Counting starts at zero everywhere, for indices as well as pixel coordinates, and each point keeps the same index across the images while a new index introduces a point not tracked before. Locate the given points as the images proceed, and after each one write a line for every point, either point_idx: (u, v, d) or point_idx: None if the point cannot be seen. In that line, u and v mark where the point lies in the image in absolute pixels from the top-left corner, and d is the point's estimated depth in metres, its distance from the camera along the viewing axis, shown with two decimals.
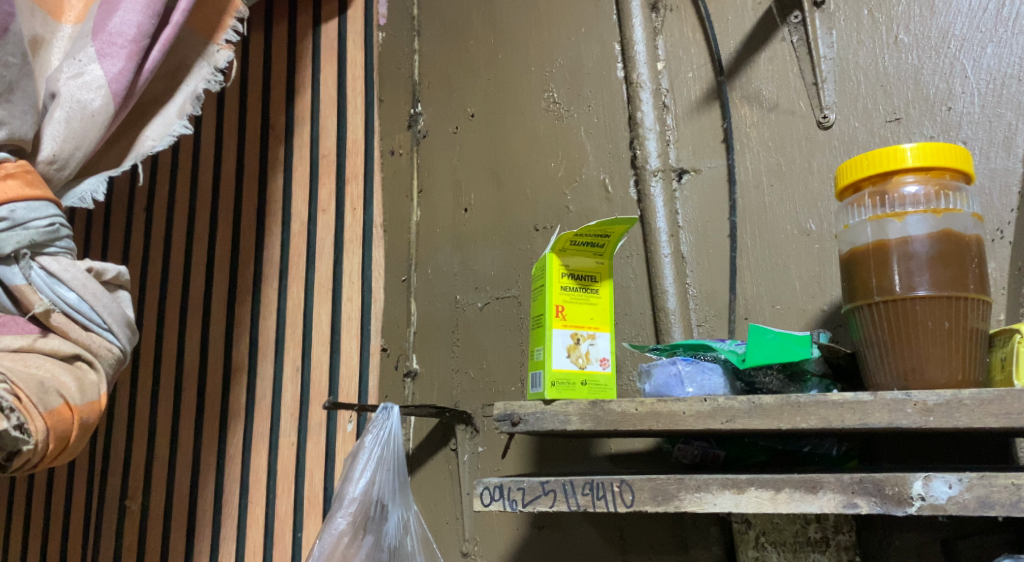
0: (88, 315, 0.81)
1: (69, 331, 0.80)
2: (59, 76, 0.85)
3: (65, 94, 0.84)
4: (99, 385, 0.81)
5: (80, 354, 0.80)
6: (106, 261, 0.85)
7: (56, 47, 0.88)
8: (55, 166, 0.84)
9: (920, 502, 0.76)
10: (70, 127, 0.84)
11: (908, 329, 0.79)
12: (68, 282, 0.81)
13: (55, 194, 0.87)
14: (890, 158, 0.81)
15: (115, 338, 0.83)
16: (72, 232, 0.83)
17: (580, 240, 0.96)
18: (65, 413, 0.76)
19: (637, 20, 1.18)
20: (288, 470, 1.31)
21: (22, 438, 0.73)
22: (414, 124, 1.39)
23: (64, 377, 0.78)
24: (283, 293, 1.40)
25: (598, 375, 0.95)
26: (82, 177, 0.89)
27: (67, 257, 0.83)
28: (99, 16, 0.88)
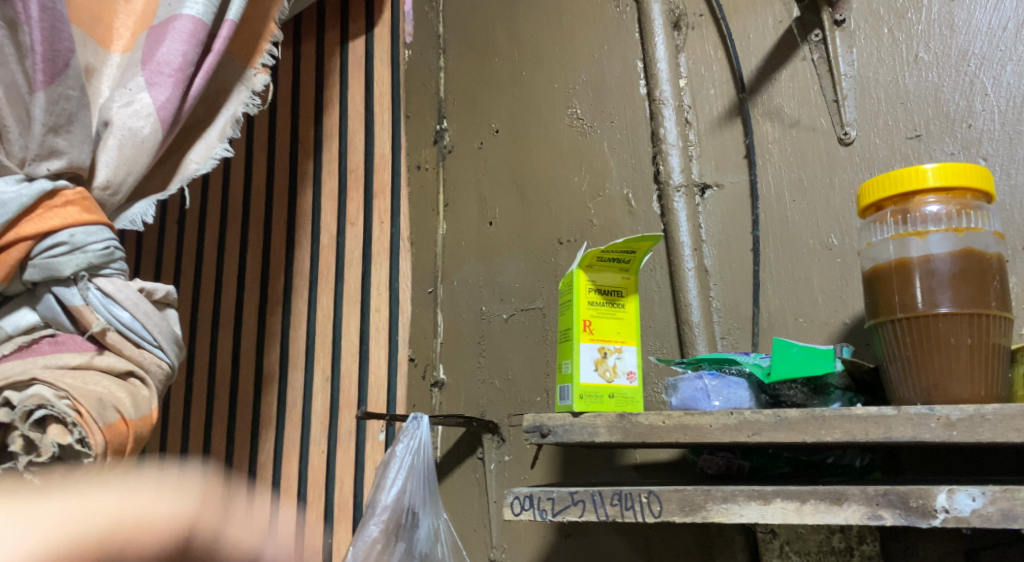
0: (139, 334, 0.85)
1: (123, 348, 0.84)
2: (111, 105, 0.88)
3: (118, 121, 0.87)
4: (152, 399, 0.84)
5: (132, 371, 0.84)
6: (155, 281, 0.88)
7: (106, 76, 0.92)
8: (109, 192, 0.87)
9: (944, 514, 0.78)
10: (122, 154, 0.87)
11: (931, 345, 0.81)
12: (122, 301, 0.84)
13: (108, 217, 0.90)
14: (912, 177, 0.83)
15: (164, 355, 0.86)
16: (125, 254, 0.86)
17: (606, 256, 0.99)
18: (122, 427, 0.79)
19: (660, 38, 1.20)
20: (320, 479, 1.34)
21: (82, 451, 0.77)
22: (439, 139, 1.42)
23: (120, 393, 0.81)
24: (313, 304, 1.43)
25: (625, 389, 0.98)
26: (132, 202, 0.92)
27: (121, 278, 0.86)
28: (147, 46, 0.92)
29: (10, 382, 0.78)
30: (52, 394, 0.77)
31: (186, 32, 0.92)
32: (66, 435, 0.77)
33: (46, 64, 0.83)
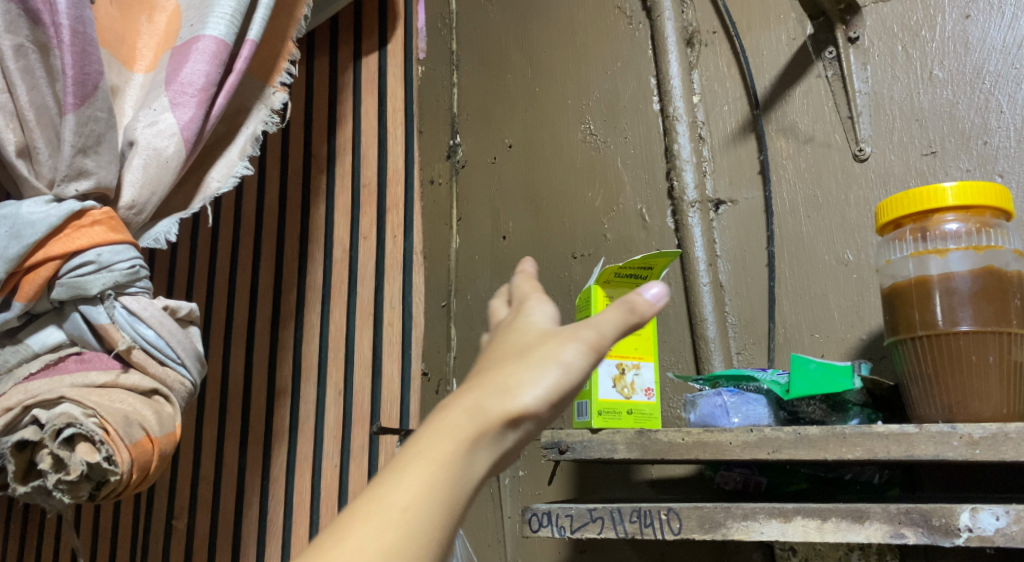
0: (164, 351, 0.85)
1: (147, 366, 0.84)
2: (136, 125, 0.89)
3: (142, 141, 0.88)
4: (176, 417, 0.85)
5: (157, 389, 0.84)
6: (179, 299, 0.88)
7: (130, 96, 0.93)
8: (134, 211, 0.87)
9: (968, 533, 0.78)
10: (147, 173, 0.87)
11: (953, 363, 0.81)
12: (147, 319, 0.84)
13: (132, 236, 0.91)
14: (931, 196, 0.84)
15: (188, 372, 0.87)
16: (150, 273, 0.87)
17: (624, 273, 0.99)
18: (147, 445, 0.80)
19: (673, 55, 1.21)
20: (333, 492, 1.33)
21: (110, 469, 0.78)
22: (453, 153, 1.45)
23: (145, 410, 0.82)
24: (325, 318, 1.44)
25: (642, 405, 0.98)
26: (156, 221, 0.92)
27: (145, 296, 0.86)
28: (171, 66, 0.92)
29: (39, 399, 0.79)
30: (80, 413, 0.78)
31: (208, 52, 0.92)
32: (94, 453, 0.78)
33: (76, 87, 0.84)
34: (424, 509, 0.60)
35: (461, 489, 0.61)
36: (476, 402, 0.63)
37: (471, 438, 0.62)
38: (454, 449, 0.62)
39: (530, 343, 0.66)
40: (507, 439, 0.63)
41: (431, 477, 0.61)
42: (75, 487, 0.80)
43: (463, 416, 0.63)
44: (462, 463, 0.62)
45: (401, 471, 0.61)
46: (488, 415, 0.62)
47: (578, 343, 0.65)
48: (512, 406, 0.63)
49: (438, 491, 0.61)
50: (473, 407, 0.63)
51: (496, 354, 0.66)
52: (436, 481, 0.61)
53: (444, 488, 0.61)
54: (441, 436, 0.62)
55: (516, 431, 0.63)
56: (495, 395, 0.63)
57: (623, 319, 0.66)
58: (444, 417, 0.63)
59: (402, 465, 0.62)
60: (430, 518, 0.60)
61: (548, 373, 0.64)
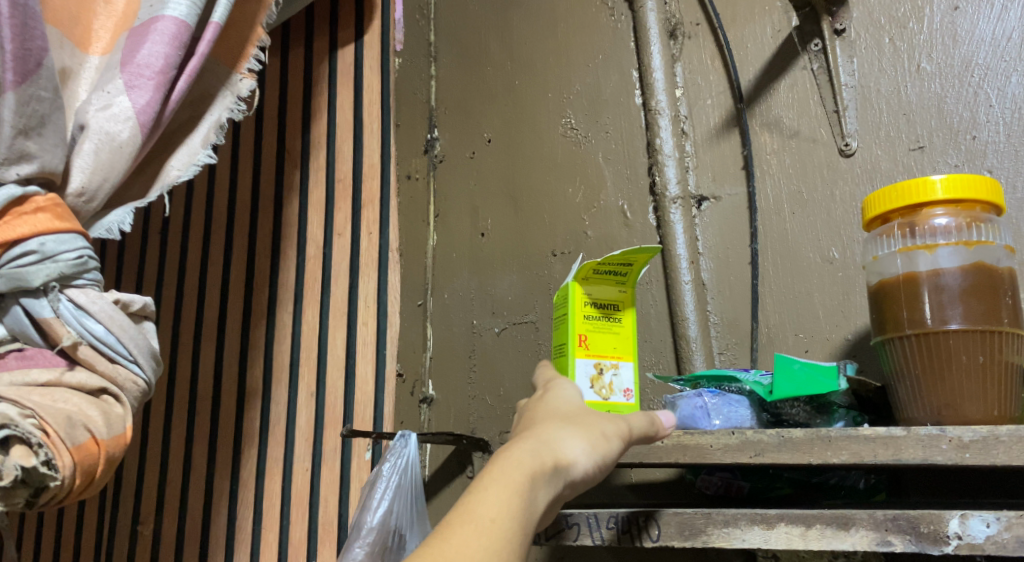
0: (114, 348, 0.82)
1: (96, 364, 0.81)
2: (88, 108, 0.85)
3: (94, 125, 0.85)
4: (125, 417, 0.81)
5: (106, 388, 0.81)
6: (132, 293, 0.85)
7: (84, 79, 0.89)
8: (83, 199, 0.84)
9: (957, 541, 0.75)
10: (99, 159, 0.84)
11: (943, 363, 0.78)
12: (95, 314, 0.81)
13: (83, 225, 0.87)
14: (920, 189, 0.80)
15: (140, 370, 0.84)
16: (100, 265, 0.83)
17: (600, 270, 0.95)
18: (92, 448, 0.77)
19: (656, 47, 1.17)
20: (303, 496, 1.29)
21: (49, 474, 0.74)
22: (430, 148, 1.40)
23: (91, 411, 0.78)
24: (298, 318, 1.39)
25: (620, 403, 0.94)
26: (109, 210, 0.89)
27: (95, 289, 0.82)
28: (127, 47, 0.89)
29: None
30: (17, 414, 0.74)
31: (168, 34, 0.89)
32: (30, 457, 0.74)
33: (16, 63, 0.80)
34: (505, 527, 0.68)
35: (532, 517, 0.70)
36: (537, 446, 0.73)
37: (537, 473, 0.71)
38: (526, 479, 0.70)
39: (573, 414, 0.79)
40: (563, 479, 0.73)
41: (509, 501, 0.69)
42: (10, 493, 0.75)
43: (528, 453, 0.72)
44: (532, 492, 0.70)
45: (481, 494, 0.69)
46: (547, 459, 0.73)
47: (615, 422, 0.78)
48: (567, 455, 0.74)
49: (514, 513, 0.69)
50: (537, 449, 0.73)
51: (543, 419, 0.78)
52: (509, 508, 0.69)
53: (520, 512, 0.69)
54: (515, 467, 0.71)
55: (568, 475, 0.74)
56: (552, 444, 0.74)
57: (648, 427, 0.80)
58: (511, 454, 0.72)
59: (481, 489, 0.70)
60: (509, 534, 0.68)
61: (593, 435, 0.76)
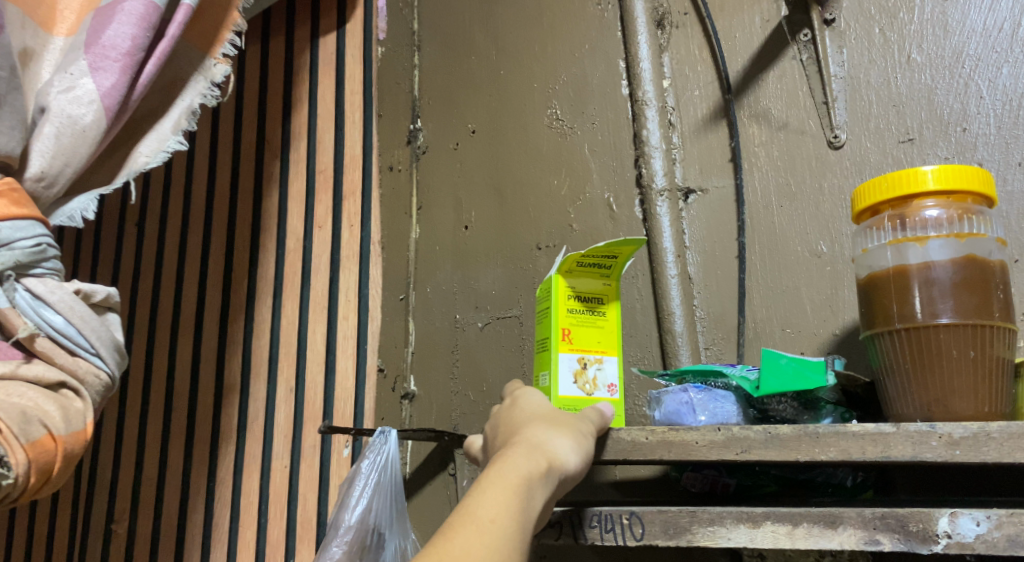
0: (74, 339, 0.83)
1: (55, 357, 0.82)
2: (49, 90, 0.86)
3: (56, 108, 0.85)
4: (85, 412, 0.83)
5: (65, 382, 0.82)
6: (94, 283, 0.87)
7: (47, 60, 0.89)
8: (43, 183, 0.85)
9: (946, 540, 0.73)
10: (61, 143, 0.85)
11: (933, 358, 0.77)
12: (54, 305, 0.82)
13: (43, 213, 0.88)
14: (910, 180, 0.79)
15: (102, 363, 0.85)
16: (59, 253, 0.85)
17: (585, 263, 0.93)
18: (49, 444, 0.78)
19: (643, 37, 1.15)
20: (281, 494, 1.27)
21: (2, 472, 0.75)
22: (414, 139, 1.36)
23: (47, 406, 0.79)
24: (277, 312, 1.37)
25: (604, 399, 0.93)
26: (71, 197, 0.90)
27: (54, 279, 0.84)
28: (92, 28, 0.89)
29: None
30: None
31: (135, 15, 0.90)
32: None
33: None
34: (505, 526, 0.69)
35: (534, 516, 0.71)
36: (530, 448, 0.75)
37: (535, 475, 0.73)
38: (525, 479, 0.72)
39: (553, 417, 0.81)
40: (557, 479, 0.75)
41: (510, 502, 0.70)
42: None
43: (523, 457, 0.74)
44: (532, 492, 0.72)
45: (486, 496, 0.70)
46: (542, 461, 0.74)
47: (590, 424, 0.81)
48: (557, 455, 0.76)
49: (515, 512, 0.70)
50: (530, 451, 0.75)
51: (527, 423, 0.80)
52: (510, 509, 0.70)
53: (521, 513, 0.70)
54: (513, 470, 0.72)
55: (561, 475, 0.76)
56: (543, 446, 0.76)
57: (606, 424, 0.84)
58: (508, 458, 0.74)
59: (485, 492, 0.71)
60: (512, 533, 0.69)
61: (576, 436, 0.78)
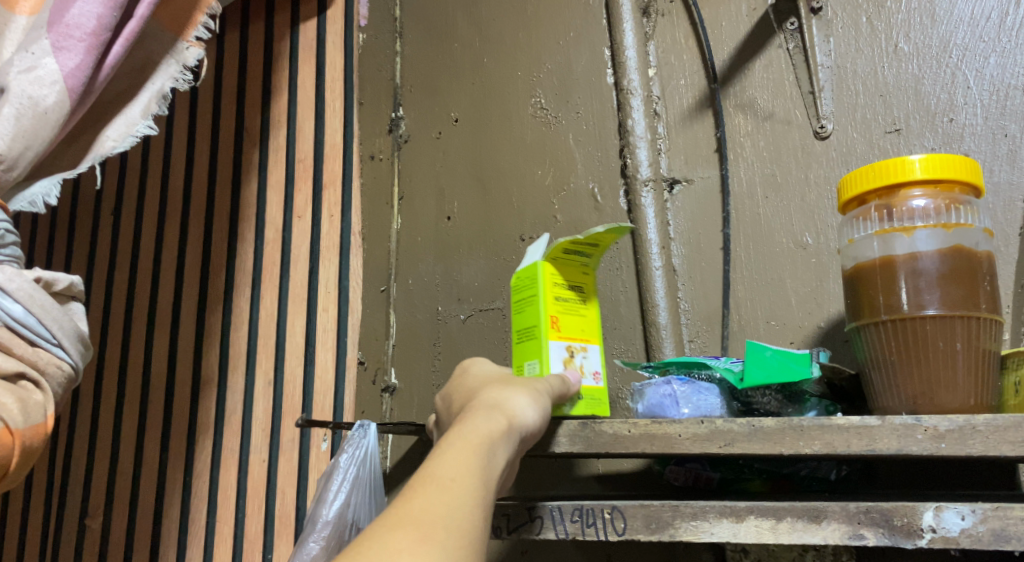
0: (36, 330, 0.83)
1: (13, 347, 0.81)
2: (9, 70, 0.85)
3: (16, 89, 0.85)
4: (44, 405, 0.82)
5: (24, 373, 0.81)
6: (56, 272, 0.87)
7: (9, 38, 0.89)
8: (3, 166, 0.84)
9: (931, 534, 0.72)
10: (21, 125, 0.84)
11: (919, 350, 0.75)
12: (14, 293, 0.82)
13: (3, 197, 0.88)
14: (898, 169, 0.77)
15: (65, 354, 0.85)
16: (19, 238, 0.86)
17: (570, 249, 0.91)
18: (6, 438, 0.77)
19: (628, 25, 1.13)
20: (259, 489, 1.25)
21: None
22: (395, 128, 1.34)
23: (5, 398, 0.79)
24: (255, 303, 1.35)
25: (591, 387, 0.90)
26: (35, 179, 0.90)
27: (12, 266, 0.84)
28: (55, 6, 0.88)
29: None
30: None
31: None
32: None
33: None
34: (466, 485, 0.69)
35: (497, 474, 0.72)
36: (488, 410, 0.76)
37: (494, 433, 0.74)
38: (485, 437, 0.73)
39: (505, 378, 0.82)
40: (518, 436, 0.76)
41: (471, 460, 0.71)
42: None
43: (481, 419, 0.75)
44: (494, 450, 0.73)
45: (448, 456, 0.71)
46: (499, 419, 0.75)
47: (546, 382, 0.82)
48: (515, 412, 0.77)
49: (476, 468, 0.70)
50: (488, 412, 0.76)
51: (481, 387, 0.81)
52: (471, 468, 0.70)
53: (482, 470, 0.71)
54: (472, 431, 0.73)
55: (521, 433, 0.77)
56: (500, 404, 0.77)
57: (563, 384, 0.84)
58: (467, 422, 0.75)
59: (446, 453, 0.71)
60: (474, 491, 0.69)
61: (534, 393, 0.80)
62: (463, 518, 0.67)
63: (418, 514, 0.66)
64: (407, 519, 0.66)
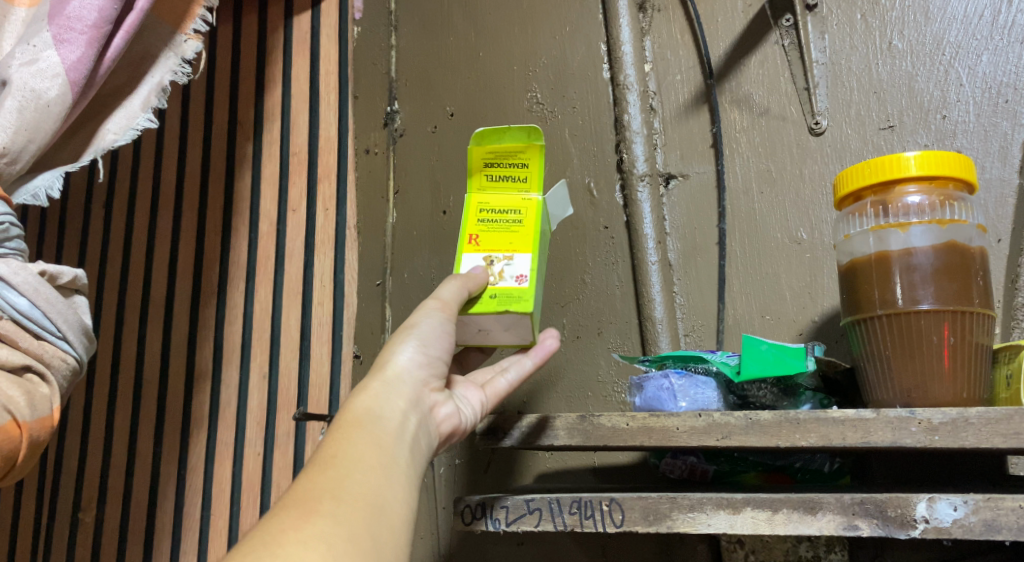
0: (41, 324, 0.83)
1: (19, 341, 0.81)
2: (12, 62, 0.85)
3: (18, 82, 0.85)
4: (50, 398, 0.82)
5: (30, 366, 0.82)
6: (60, 265, 0.87)
7: (9, 31, 0.89)
8: (6, 160, 0.84)
9: (924, 525, 0.74)
10: (23, 117, 0.84)
11: (912, 344, 0.77)
12: (18, 287, 0.82)
13: (7, 190, 0.88)
14: (893, 166, 0.78)
15: (69, 347, 0.85)
16: (23, 232, 0.85)
17: (492, 166, 0.88)
18: (13, 430, 0.78)
19: (625, 20, 1.14)
20: (254, 482, 1.26)
21: None
22: (390, 122, 1.32)
23: (12, 391, 0.79)
24: (250, 296, 1.36)
25: (510, 290, 0.85)
26: (36, 173, 0.90)
27: (17, 259, 0.84)
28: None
29: None
30: None
31: None
32: None
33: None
34: (344, 457, 0.75)
35: (384, 429, 0.78)
36: (363, 382, 0.82)
37: (368, 398, 0.80)
38: (362, 408, 0.79)
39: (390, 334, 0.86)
40: (402, 386, 0.81)
41: (348, 435, 0.77)
42: None
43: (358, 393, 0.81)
44: (373, 410, 0.79)
45: (328, 438, 0.77)
46: (375, 385, 0.81)
47: (424, 307, 0.84)
48: (392, 370, 0.82)
49: (356, 440, 0.76)
50: (365, 384, 0.82)
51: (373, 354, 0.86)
52: (350, 441, 0.76)
53: (361, 439, 0.76)
54: (348, 408, 0.79)
55: (405, 382, 0.82)
56: (378, 370, 0.82)
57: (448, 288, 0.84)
58: (348, 401, 0.80)
59: (327, 436, 0.77)
60: (358, 455, 0.75)
61: (407, 335, 0.84)
62: (349, 484, 0.73)
63: (300, 493, 0.72)
64: (293, 500, 0.71)
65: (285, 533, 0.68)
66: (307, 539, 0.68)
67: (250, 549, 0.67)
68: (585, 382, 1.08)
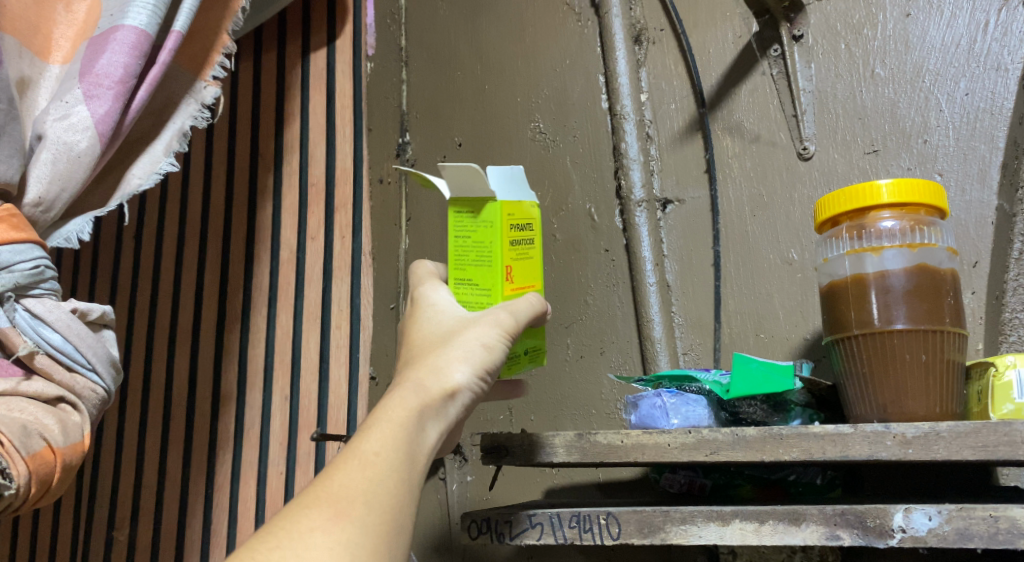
0: (72, 356, 0.90)
1: (53, 373, 0.88)
2: (47, 119, 0.93)
3: (52, 136, 0.92)
4: (82, 425, 0.89)
5: (63, 397, 0.89)
6: (90, 302, 0.93)
7: (44, 87, 0.97)
8: (41, 209, 0.92)
9: (901, 534, 0.78)
10: (57, 169, 0.91)
11: (887, 362, 0.81)
12: (52, 323, 0.89)
13: (42, 234, 0.95)
14: (867, 193, 0.83)
15: (99, 378, 0.92)
16: (56, 273, 0.92)
17: None
18: (49, 456, 0.85)
19: (621, 53, 1.19)
20: (278, 500, 1.31)
21: (5, 484, 0.81)
22: (402, 152, 1.39)
23: (47, 419, 0.86)
24: (272, 322, 1.41)
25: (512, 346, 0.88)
26: (69, 218, 0.97)
27: (51, 298, 0.91)
28: (87, 57, 0.96)
29: None
30: None
31: (128, 44, 0.96)
32: None
33: None
34: (387, 459, 0.77)
35: (423, 442, 0.79)
36: (420, 381, 0.81)
37: (426, 406, 0.80)
38: (410, 414, 0.79)
39: (451, 332, 0.84)
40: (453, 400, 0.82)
41: (392, 436, 0.78)
42: None
43: (413, 392, 0.81)
44: (421, 420, 0.80)
45: (372, 430, 0.78)
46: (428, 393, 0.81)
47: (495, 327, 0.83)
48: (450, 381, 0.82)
49: (403, 443, 0.78)
50: (420, 385, 0.81)
51: (430, 344, 0.84)
52: (394, 441, 0.77)
53: (401, 446, 0.77)
54: (398, 405, 0.79)
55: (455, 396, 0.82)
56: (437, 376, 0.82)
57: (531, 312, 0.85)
58: (397, 394, 0.80)
59: (370, 426, 0.78)
60: (397, 460, 0.77)
61: (478, 353, 0.82)
62: (382, 489, 0.75)
63: (336, 490, 0.74)
64: (327, 499, 0.74)
65: (314, 533, 0.72)
66: (333, 546, 0.72)
67: (278, 544, 0.71)
68: (588, 399, 1.12)
